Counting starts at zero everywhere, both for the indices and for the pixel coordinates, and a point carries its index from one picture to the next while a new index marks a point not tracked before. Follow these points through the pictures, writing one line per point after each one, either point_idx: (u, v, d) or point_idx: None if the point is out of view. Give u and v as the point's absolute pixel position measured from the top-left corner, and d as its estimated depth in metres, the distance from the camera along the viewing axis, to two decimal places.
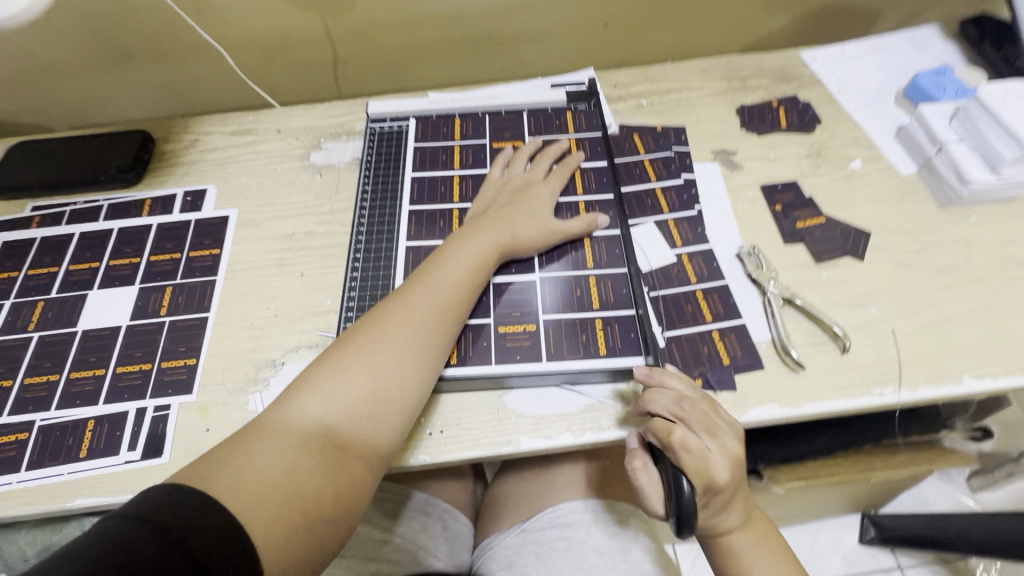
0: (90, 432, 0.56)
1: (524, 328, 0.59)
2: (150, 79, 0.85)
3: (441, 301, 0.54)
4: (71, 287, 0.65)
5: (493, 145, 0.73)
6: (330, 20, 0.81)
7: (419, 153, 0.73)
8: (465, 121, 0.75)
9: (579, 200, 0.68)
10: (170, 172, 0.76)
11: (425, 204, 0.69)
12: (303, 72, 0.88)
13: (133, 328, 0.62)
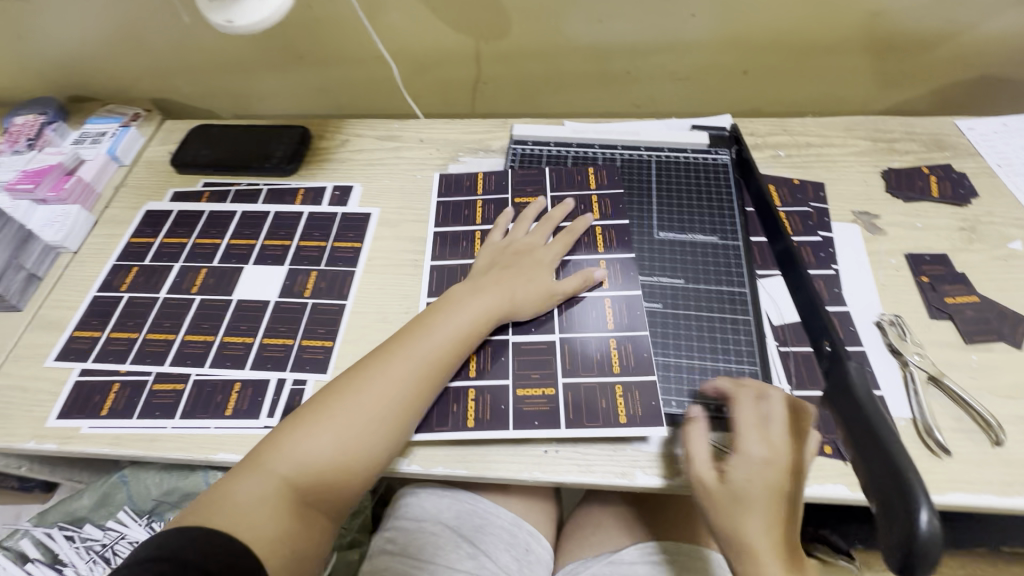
0: (236, 394, 0.61)
1: (543, 391, 0.56)
2: (313, 80, 0.94)
3: (427, 364, 0.54)
4: (231, 258, 0.73)
5: (516, 200, 0.71)
6: (483, 43, 0.86)
7: (442, 208, 0.75)
8: (488, 176, 0.75)
9: (599, 260, 0.63)
10: (322, 166, 0.82)
11: (448, 259, 0.69)
12: (446, 88, 0.94)
13: (280, 304, 0.68)
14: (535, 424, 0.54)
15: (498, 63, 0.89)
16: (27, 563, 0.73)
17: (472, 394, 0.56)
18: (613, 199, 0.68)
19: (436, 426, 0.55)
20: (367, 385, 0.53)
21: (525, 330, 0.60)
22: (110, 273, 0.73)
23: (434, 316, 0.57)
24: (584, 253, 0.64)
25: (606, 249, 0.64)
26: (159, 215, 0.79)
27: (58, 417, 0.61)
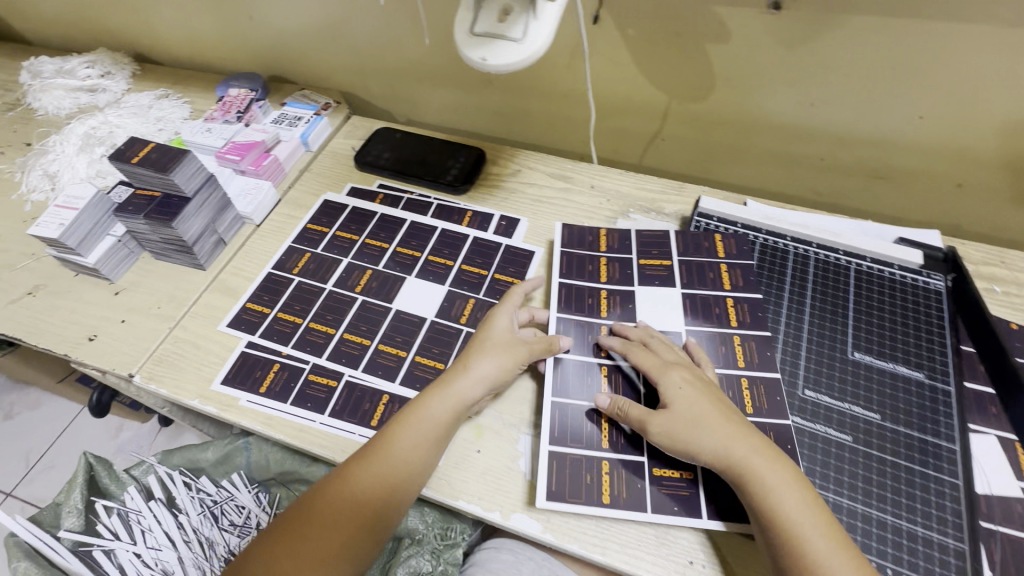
0: (383, 407, 0.62)
1: (681, 474, 0.53)
2: (494, 104, 0.96)
3: (382, 474, 0.52)
4: (396, 265, 0.75)
5: (641, 262, 0.69)
6: (676, 102, 0.84)
7: (565, 260, 0.70)
8: (612, 234, 0.73)
9: (733, 334, 0.60)
10: (491, 192, 0.83)
11: (574, 313, 0.65)
12: (622, 136, 0.93)
13: (436, 325, 0.68)
14: (675, 510, 0.52)
15: (684, 124, 0.87)
16: (150, 499, 0.77)
17: (607, 466, 0.54)
18: (743, 271, 0.65)
19: (569, 496, 0.53)
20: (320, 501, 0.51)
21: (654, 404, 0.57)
22: (284, 253, 0.77)
23: (393, 428, 0.54)
24: (714, 325, 0.62)
25: (738, 325, 0.61)
26: (336, 207, 0.82)
27: (221, 383, 0.64)
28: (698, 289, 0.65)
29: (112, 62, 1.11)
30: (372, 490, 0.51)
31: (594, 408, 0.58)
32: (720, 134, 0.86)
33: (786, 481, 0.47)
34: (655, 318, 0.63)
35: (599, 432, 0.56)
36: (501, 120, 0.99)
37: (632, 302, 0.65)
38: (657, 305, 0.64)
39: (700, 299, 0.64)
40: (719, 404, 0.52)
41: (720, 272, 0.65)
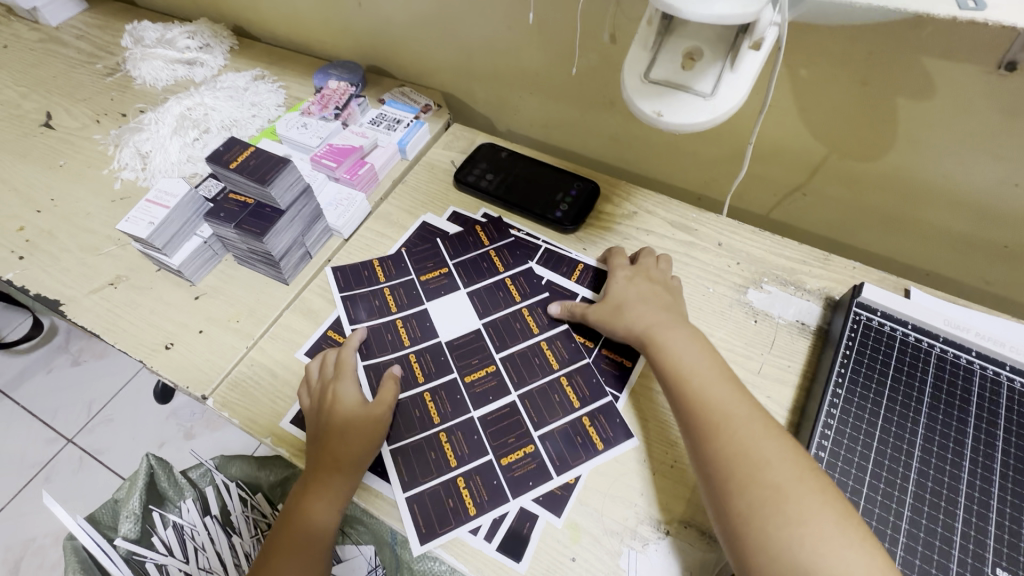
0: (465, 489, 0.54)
1: (524, 451, 0.56)
2: (611, 128, 0.86)
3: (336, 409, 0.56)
4: (400, 289, 0.68)
5: (421, 278, 0.70)
6: (835, 157, 0.71)
7: (348, 304, 0.68)
8: (383, 262, 0.71)
9: (540, 342, 0.63)
10: (602, 235, 0.74)
11: (377, 354, 0.63)
12: (754, 183, 0.81)
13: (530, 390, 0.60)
14: (530, 487, 0.54)
15: (837, 182, 0.74)
16: (206, 514, 0.81)
17: (461, 481, 0.54)
18: (524, 276, 0.69)
19: (437, 526, 0.52)
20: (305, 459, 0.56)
21: (479, 401, 0.59)
22: (337, 279, 0.70)
23: (343, 370, 0.59)
24: (521, 343, 0.63)
25: (560, 367, 0.61)
26: (434, 233, 0.75)
27: (291, 422, 0.59)
28: (479, 282, 0.69)
29: (212, 34, 1.07)
30: (347, 424, 0.55)
31: (432, 435, 0.57)
32: (879, 199, 0.73)
33: (702, 363, 0.54)
34: (458, 331, 0.64)
35: (444, 455, 0.56)
36: (616, 145, 0.88)
37: (429, 321, 0.65)
38: (451, 316, 0.66)
39: (501, 322, 0.65)
40: (660, 301, 0.61)
41: (506, 288, 0.68)
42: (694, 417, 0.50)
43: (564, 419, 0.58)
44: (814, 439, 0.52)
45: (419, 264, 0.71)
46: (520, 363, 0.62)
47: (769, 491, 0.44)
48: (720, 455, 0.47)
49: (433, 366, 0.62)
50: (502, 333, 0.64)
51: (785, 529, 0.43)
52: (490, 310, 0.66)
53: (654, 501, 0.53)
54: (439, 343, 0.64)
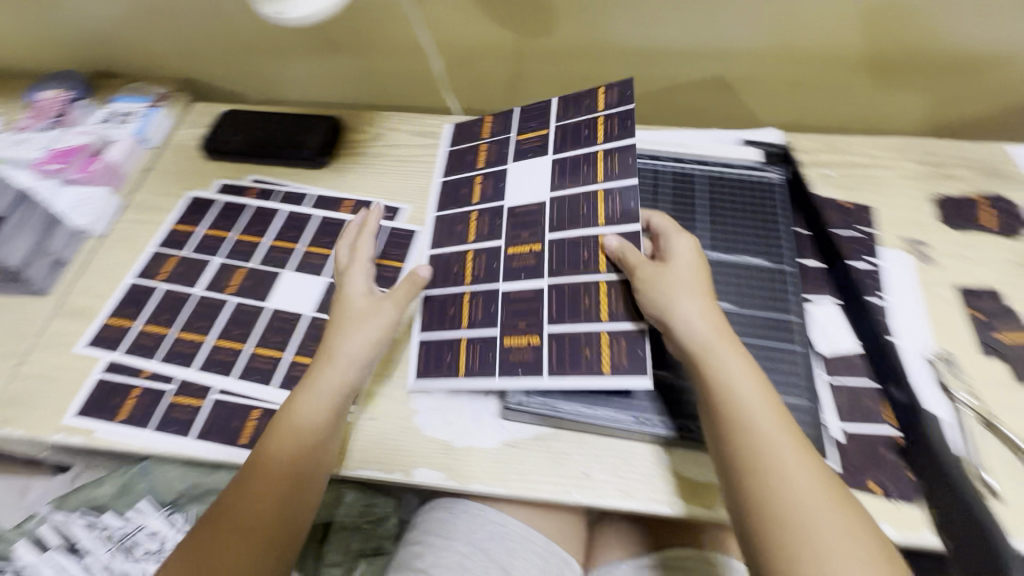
0: (466, 352, 0.60)
1: (531, 249, 0.64)
2: (347, 70, 0.91)
3: (288, 433, 0.53)
4: (493, 163, 0.73)
5: (518, 139, 0.73)
6: (525, 41, 0.84)
7: (450, 157, 0.77)
8: (494, 119, 0.77)
9: (599, 234, 0.61)
10: (354, 161, 0.81)
11: (445, 245, 0.68)
12: (482, 86, 0.92)
13: (517, 210, 0.67)
14: (493, 312, 0.61)
15: (538, 63, 0.87)
16: (46, 550, 0.73)
17: None
18: (621, 154, 0.66)
19: None
20: (224, 502, 0.52)
21: (512, 275, 0.63)
22: (454, 131, 0.79)
23: (286, 408, 0.55)
24: (515, 148, 0.73)
25: (604, 181, 0.65)
26: (204, 205, 0.76)
27: (75, 415, 0.59)
28: (571, 150, 0.69)
29: None
30: (291, 459, 0.52)
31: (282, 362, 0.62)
32: (574, 68, 0.87)
33: (702, 314, 0.54)
34: (524, 198, 0.68)
35: (295, 379, 0.61)
36: (359, 85, 0.94)
37: (503, 180, 0.71)
38: (530, 179, 0.69)
39: (517, 154, 0.72)
40: (705, 288, 0.56)
41: (594, 162, 0.67)
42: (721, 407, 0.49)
43: (588, 324, 0.58)
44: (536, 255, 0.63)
45: (522, 125, 0.74)
46: (571, 250, 0.62)
47: (770, 484, 0.45)
48: (743, 455, 0.47)
49: (461, 227, 0.69)
50: (516, 153, 0.72)
51: (765, 502, 0.45)
52: (565, 183, 0.67)
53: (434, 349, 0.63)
54: (502, 207, 0.68)
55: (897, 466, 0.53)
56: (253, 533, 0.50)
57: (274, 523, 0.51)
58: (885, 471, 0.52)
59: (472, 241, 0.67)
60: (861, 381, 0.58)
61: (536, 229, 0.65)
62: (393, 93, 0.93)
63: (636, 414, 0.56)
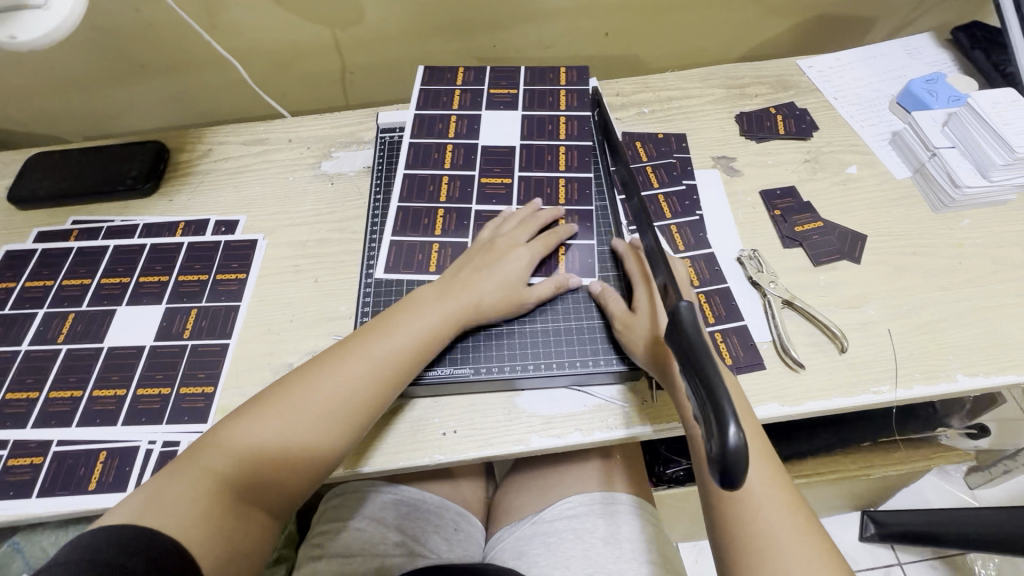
0: (436, 253, 0.65)
1: (502, 179, 0.70)
2: (164, 90, 0.87)
3: (399, 359, 0.54)
4: (468, 106, 0.75)
5: (490, 92, 0.77)
6: (339, 31, 0.83)
7: (423, 94, 0.76)
8: (467, 70, 0.79)
9: (559, 177, 0.69)
10: (184, 182, 0.78)
11: (413, 201, 0.68)
12: (312, 83, 0.91)
13: (487, 149, 0.72)
14: (465, 226, 0.67)
15: (360, 51, 0.87)
16: None
17: (156, 443, 0.57)
18: (578, 122, 0.74)
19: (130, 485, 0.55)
20: (240, 424, 0.50)
21: (485, 199, 0.68)
22: (425, 73, 0.79)
23: (367, 335, 0.55)
24: (437, 112, 0.75)
25: (565, 139, 0.73)
26: (20, 257, 0.71)
27: None
28: (537, 111, 0.75)
29: None
30: (344, 399, 0.51)
31: (128, 395, 0.60)
32: (397, 51, 0.88)
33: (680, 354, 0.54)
34: (497, 142, 0.72)
35: (146, 409, 0.59)
36: (183, 104, 0.90)
37: (477, 125, 0.74)
38: (499, 128, 0.74)
39: (428, 119, 0.74)
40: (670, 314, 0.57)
41: (558, 123, 0.74)
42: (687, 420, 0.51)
43: None
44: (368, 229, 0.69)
45: (496, 80, 0.78)
46: (533, 188, 0.69)
47: (757, 534, 0.46)
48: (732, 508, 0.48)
49: (435, 155, 0.72)
50: (469, 100, 0.76)
51: (751, 549, 0.46)
52: (533, 136, 0.73)
53: (285, 351, 0.62)
54: (478, 147, 0.72)
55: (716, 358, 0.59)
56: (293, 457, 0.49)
57: (323, 447, 0.50)
58: None
59: (444, 202, 0.68)
60: None
61: (490, 163, 0.71)
62: (225, 107, 0.91)
63: (476, 366, 0.57)
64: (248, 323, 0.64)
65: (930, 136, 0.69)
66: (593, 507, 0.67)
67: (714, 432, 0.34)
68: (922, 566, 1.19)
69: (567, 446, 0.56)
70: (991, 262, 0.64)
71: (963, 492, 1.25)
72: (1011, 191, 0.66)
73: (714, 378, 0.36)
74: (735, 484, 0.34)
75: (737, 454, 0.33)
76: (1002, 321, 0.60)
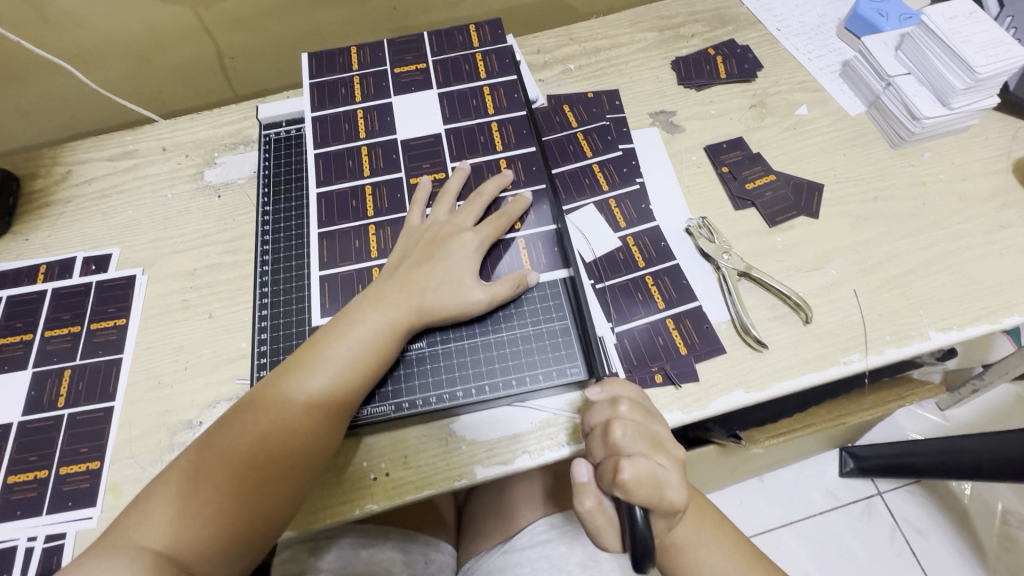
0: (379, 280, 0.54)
1: (435, 177, 0.59)
2: (8, 105, 0.73)
3: (358, 356, 0.47)
4: (374, 95, 0.63)
5: (395, 72, 0.64)
6: (202, 11, 0.70)
7: (315, 89, 0.63)
8: (361, 49, 0.65)
9: (499, 158, 0.59)
10: (42, 216, 0.65)
11: (339, 221, 0.57)
12: (186, 74, 0.78)
13: (409, 143, 0.60)
14: None
15: (233, 32, 0.74)
16: None
17: (39, 539, 0.49)
18: (505, 89, 0.63)
19: None
20: (228, 437, 0.44)
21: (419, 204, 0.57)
22: (311, 62, 0.65)
23: (324, 339, 0.48)
24: (341, 107, 0.62)
25: (494, 112, 0.61)
26: None
27: None
28: (455, 85, 0.63)
29: None
30: (307, 405, 0.45)
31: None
32: (278, 25, 0.75)
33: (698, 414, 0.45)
34: (419, 131, 0.61)
35: (23, 501, 0.50)
36: (38, 118, 0.76)
37: (390, 115, 0.62)
38: (418, 114, 0.62)
39: (331, 118, 0.62)
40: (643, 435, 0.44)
41: (483, 96, 0.62)
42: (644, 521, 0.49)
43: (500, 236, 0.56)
44: (260, 247, 0.59)
45: (397, 57, 0.65)
46: (473, 178, 0.58)
47: None
48: None
49: (350, 162, 0.59)
50: (372, 86, 0.63)
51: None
52: (458, 117, 0.61)
53: (183, 406, 0.53)
54: (398, 143, 0.60)
55: (670, 348, 0.53)
56: (265, 485, 0.43)
57: (295, 464, 0.44)
58: (663, 358, 0.52)
59: (373, 216, 0.57)
60: (628, 276, 0.56)
61: (422, 162, 0.59)
62: (93, 108, 0.78)
63: (398, 402, 0.50)
64: (135, 378, 0.55)
65: (882, 62, 0.62)
66: (566, 527, 0.61)
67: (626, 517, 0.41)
68: (901, 493, 1.21)
69: (515, 472, 0.49)
70: (957, 198, 0.59)
71: (936, 415, 1.25)
72: (973, 115, 0.60)
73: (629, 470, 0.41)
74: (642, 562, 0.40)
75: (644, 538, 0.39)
76: (972, 264, 0.55)
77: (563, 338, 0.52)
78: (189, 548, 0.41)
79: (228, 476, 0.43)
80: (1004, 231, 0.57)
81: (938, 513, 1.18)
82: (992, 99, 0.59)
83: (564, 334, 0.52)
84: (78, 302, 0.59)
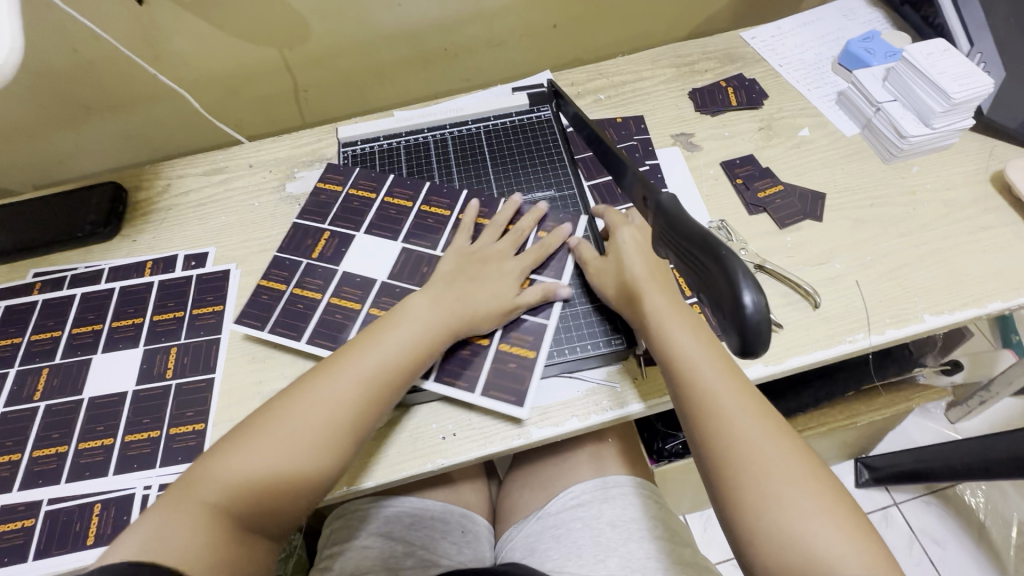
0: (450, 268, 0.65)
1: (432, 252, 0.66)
2: (115, 130, 0.86)
3: (410, 351, 0.55)
4: (343, 222, 0.70)
5: (351, 193, 0.72)
6: (287, 52, 0.82)
7: (292, 232, 0.70)
8: (328, 180, 0.74)
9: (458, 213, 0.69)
10: (146, 221, 0.76)
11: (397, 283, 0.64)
12: (266, 105, 0.90)
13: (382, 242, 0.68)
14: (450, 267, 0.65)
15: (311, 69, 0.86)
16: None
17: (153, 488, 0.56)
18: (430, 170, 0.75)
19: None
20: (289, 409, 0.50)
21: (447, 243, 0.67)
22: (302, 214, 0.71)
23: (387, 330, 0.56)
24: (309, 242, 0.68)
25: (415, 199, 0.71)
26: None
27: None
28: (309, 219, 0.71)
29: None
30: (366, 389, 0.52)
31: (117, 443, 0.59)
32: (349, 64, 0.87)
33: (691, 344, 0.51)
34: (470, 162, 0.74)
35: (140, 455, 0.58)
36: (138, 141, 0.88)
37: (340, 241, 0.68)
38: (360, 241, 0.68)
39: (304, 253, 0.68)
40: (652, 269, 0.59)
41: (392, 202, 0.71)
42: (674, 386, 0.51)
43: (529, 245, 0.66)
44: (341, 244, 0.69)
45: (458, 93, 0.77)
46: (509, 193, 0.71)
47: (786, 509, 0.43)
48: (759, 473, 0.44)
49: (267, 297, 0.65)
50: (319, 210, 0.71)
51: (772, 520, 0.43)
52: (397, 222, 0.69)
53: (274, 377, 0.62)
54: (337, 274, 0.65)
55: None
56: (318, 460, 0.49)
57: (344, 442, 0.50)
58: None
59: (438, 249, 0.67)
60: None
61: (340, 286, 0.64)
62: (183, 135, 0.90)
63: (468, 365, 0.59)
64: (232, 354, 0.63)
65: (872, 91, 0.72)
66: (595, 494, 0.69)
67: (732, 300, 0.33)
68: (917, 503, 1.24)
69: (565, 434, 0.56)
70: (944, 205, 0.67)
71: (946, 427, 1.30)
72: (954, 134, 0.70)
73: (729, 261, 0.34)
74: (754, 350, 0.33)
75: (757, 326, 0.33)
76: (959, 259, 0.63)
77: (602, 315, 0.61)
78: (243, 509, 0.46)
79: (289, 446, 0.49)
80: (985, 232, 0.65)
81: (955, 522, 1.21)
82: (968, 120, 0.68)
83: (603, 312, 0.62)
84: (182, 291, 0.69)
